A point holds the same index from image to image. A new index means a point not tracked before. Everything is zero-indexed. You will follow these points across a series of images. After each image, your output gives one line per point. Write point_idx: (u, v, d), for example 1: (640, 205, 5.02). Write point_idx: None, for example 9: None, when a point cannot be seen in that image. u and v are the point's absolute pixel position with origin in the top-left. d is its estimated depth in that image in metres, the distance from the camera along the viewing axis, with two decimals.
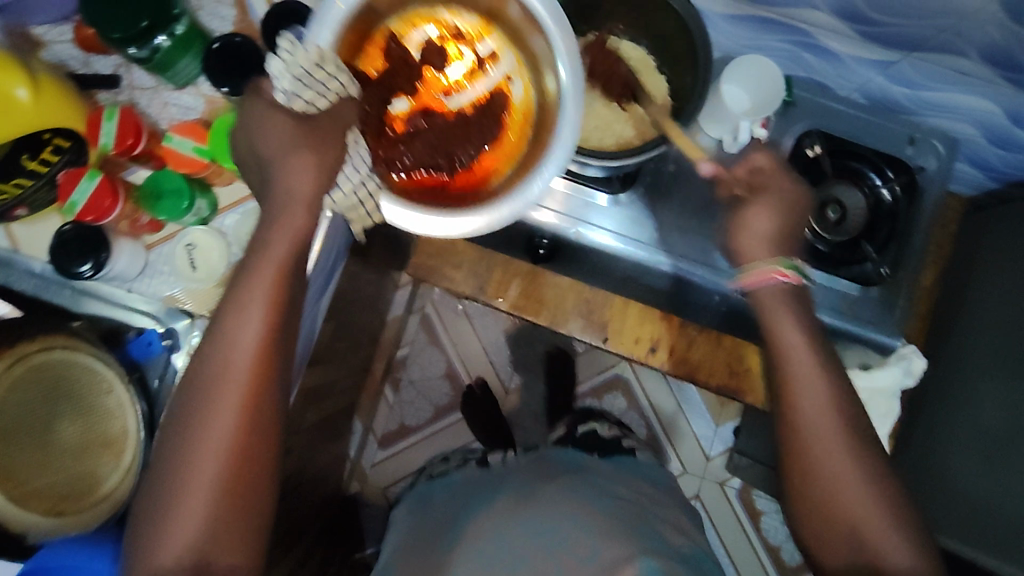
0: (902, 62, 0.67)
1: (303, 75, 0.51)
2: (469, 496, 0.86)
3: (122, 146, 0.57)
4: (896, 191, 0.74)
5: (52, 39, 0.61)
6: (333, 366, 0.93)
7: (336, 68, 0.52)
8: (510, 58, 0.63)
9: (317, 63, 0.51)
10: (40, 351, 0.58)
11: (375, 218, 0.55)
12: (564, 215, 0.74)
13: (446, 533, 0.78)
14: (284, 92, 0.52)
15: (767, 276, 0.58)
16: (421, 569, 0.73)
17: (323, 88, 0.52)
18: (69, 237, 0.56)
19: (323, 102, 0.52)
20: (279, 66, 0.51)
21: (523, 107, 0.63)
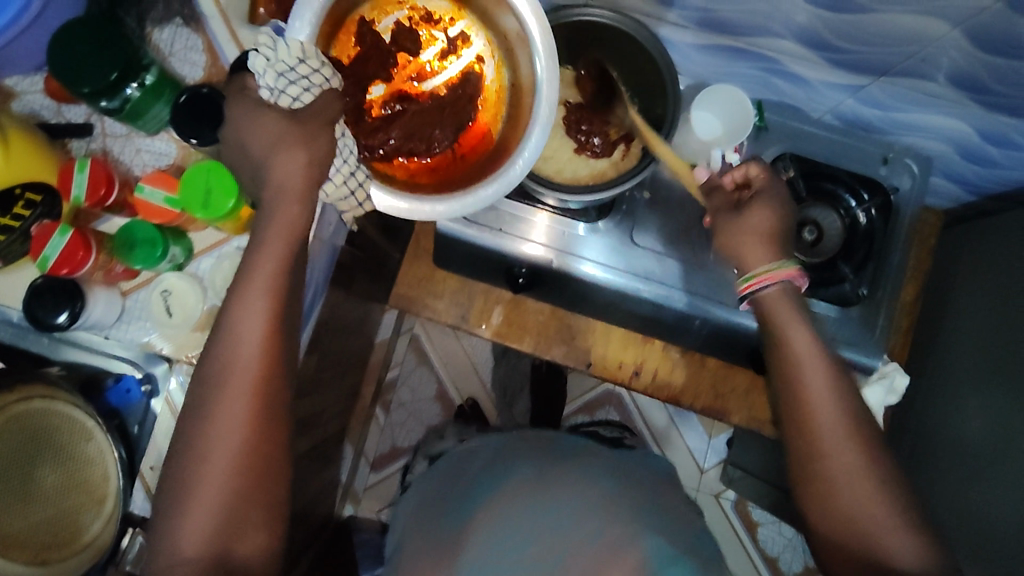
0: (872, 86, 0.68)
1: (285, 72, 0.51)
2: (479, 468, 0.77)
3: (94, 197, 0.57)
4: (871, 213, 0.74)
5: (23, 89, 0.62)
6: (320, 395, 0.93)
7: (317, 62, 0.52)
8: (483, 38, 0.61)
9: (298, 57, 0.51)
10: (19, 401, 0.60)
11: (366, 207, 0.56)
12: (560, 250, 0.74)
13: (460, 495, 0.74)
14: (268, 88, 0.52)
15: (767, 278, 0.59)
16: (433, 544, 0.70)
17: (307, 83, 0.51)
18: (43, 289, 0.57)
19: (308, 96, 0.52)
20: (260, 60, 0.50)
21: (498, 88, 0.62)
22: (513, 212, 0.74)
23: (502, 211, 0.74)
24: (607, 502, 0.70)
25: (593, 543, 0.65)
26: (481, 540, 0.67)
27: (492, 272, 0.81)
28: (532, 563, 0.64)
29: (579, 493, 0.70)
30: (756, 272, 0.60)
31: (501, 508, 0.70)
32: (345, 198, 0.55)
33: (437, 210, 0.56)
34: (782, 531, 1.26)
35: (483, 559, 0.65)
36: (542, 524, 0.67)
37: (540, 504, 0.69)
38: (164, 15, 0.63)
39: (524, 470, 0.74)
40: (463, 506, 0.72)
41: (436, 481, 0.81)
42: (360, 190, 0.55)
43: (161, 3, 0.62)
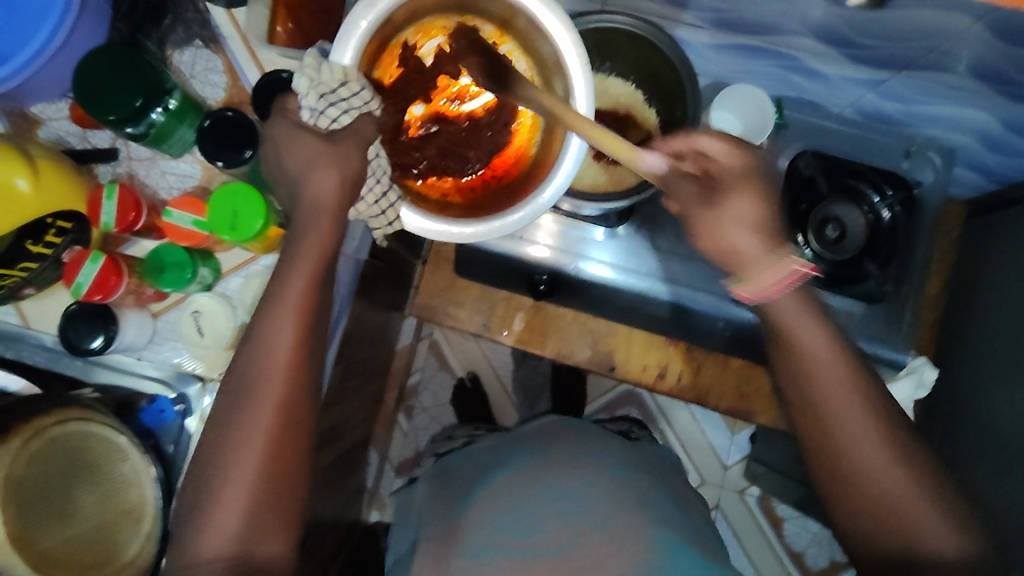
0: (892, 80, 0.68)
1: (326, 93, 0.52)
2: (486, 462, 0.73)
3: (124, 222, 0.58)
4: (896, 209, 0.73)
5: (49, 117, 0.63)
6: (346, 406, 0.93)
7: (358, 85, 0.52)
8: (524, 66, 0.60)
9: (341, 80, 0.52)
10: (57, 424, 0.59)
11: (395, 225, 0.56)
12: (560, 250, 0.76)
13: (459, 496, 0.70)
14: (309, 108, 0.53)
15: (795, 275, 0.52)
16: (433, 538, 0.66)
17: (347, 105, 0.52)
18: (77, 315, 0.58)
19: (346, 118, 0.53)
20: (304, 81, 0.52)
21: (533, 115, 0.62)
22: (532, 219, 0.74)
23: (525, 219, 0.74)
24: (619, 490, 0.64)
25: (602, 531, 0.60)
26: (489, 522, 0.64)
27: (515, 281, 0.82)
28: (541, 548, 0.60)
29: (589, 479, 0.65)
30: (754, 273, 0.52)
31: (508, 494, 0.66)
32: (377, 216, 0.56)
33: (465, 233, 0.55)
34: (809, 526, 1.25)
35: (490, 541, 0.62)
36: (550, 508, 0.63)
37: (545, 487, 0.65)
38: (184, 37, 0.64)
39: (530, 456, 0.70)
40: (465, 500, 0.69)
41: (444, 477, 0.76)
42: (391, 209, 0.55)
43: (181, 27, 0.63)
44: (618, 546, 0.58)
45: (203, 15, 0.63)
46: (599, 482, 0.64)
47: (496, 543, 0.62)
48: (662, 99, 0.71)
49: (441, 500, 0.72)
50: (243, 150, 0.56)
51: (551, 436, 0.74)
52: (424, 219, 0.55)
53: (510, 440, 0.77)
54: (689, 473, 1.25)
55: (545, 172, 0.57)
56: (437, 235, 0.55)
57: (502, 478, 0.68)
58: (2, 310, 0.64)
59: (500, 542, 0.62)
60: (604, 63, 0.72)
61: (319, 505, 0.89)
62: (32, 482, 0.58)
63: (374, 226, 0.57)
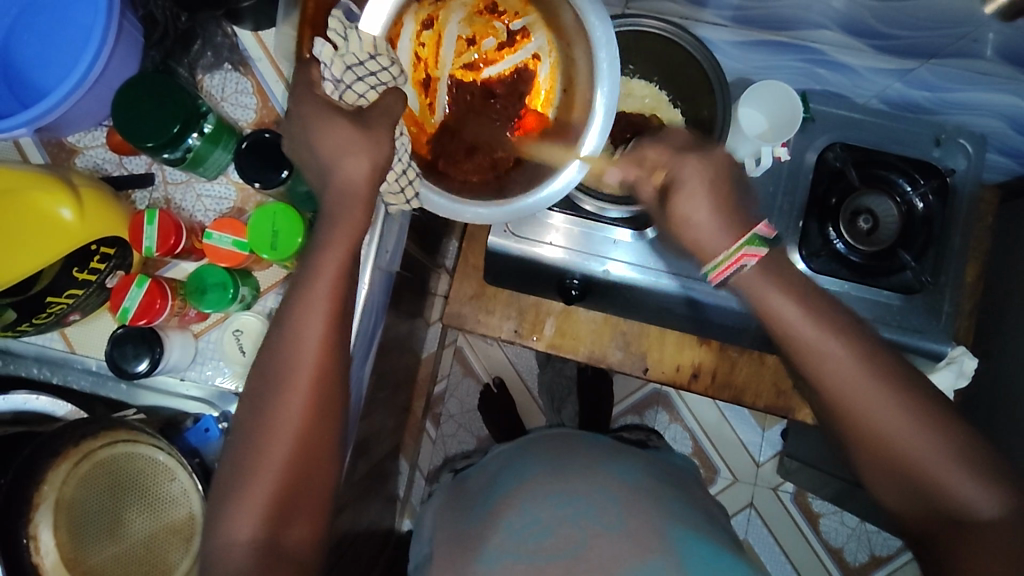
0: (921, 69, 0.69)
1: (353, 65, 0.53)
2: (505, 462, 0.74)
3: (165, 246, 0.59)
4: (928, 198, 0.72)
5: (86, 145, 0.64)
6: (377, 416, 0.93)
7: (386, 60, 0.54)
8: (543, 39, 0.64)
9: (369, 53, 0.53)
10: (104, 446, 0.60)
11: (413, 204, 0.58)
12: (581, 250, 0.76)
13: (480, 500, 0.70)
14: (334, 80, 0.53)
15: (735, 263, 0.54)
16: (454, 542, 0.66)
17: (375, 79, 0.54)
18: (123, 339, 0.58)
19: (372, 95, 0.54)
20: (329, 52, 0.52)
21: (547, 90, 0.65)
22: (546, 220, 0.75)
23: (556, 224, 0.75)
24: (632, 493, 0.64)
25: (614, 534, 0.59)
26: (501, 529, 0.63)
27: (545, 286, 0.82)
28: (548, 555, 0.59)
29: (600, 484, 0.64)
30: (718, 261, 0.55)
31: (521, 500, 0.65)
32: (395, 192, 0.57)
33: (479, 213, 0.58)
34: (846, 521, 1.23)
35: (502, 546, 0.61)
36: (560, 513, 0.62)
37: (557, 493, 0.64)
38: (213, 62, 0.65)
39: (540, 463, 0.70)
40: (483, 505, 0.68)
41: (471, 479, 0.76)
42: (410, 186, 0.57)
43: (210, 51, 0.64)
44: (632, 547, 0.57)
45: (231, 39, 0.64)
46: (610, 488, 0.64)
47: (507, 547, 0.60)
48: (688, 98, 0.72)
49: (460, 509, 0.72)
50: (280, 171, 0.57)
51: (561, 443, 0.74)
52: (442, 196, 0.58)
53: (520, 446, 0.77)
54: (721, 471, 1.24)
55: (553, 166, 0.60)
56: (454, 211, 0.58)
57: (511, 488, 0.67)
58: (46, 336, 0.63)
59: (511, 547, 0.60)
60: (628, 65, 0.73)
61: (354, 516, 0.89)
62: (85, 506, 0.61)
63: (392, 202, 0.58)
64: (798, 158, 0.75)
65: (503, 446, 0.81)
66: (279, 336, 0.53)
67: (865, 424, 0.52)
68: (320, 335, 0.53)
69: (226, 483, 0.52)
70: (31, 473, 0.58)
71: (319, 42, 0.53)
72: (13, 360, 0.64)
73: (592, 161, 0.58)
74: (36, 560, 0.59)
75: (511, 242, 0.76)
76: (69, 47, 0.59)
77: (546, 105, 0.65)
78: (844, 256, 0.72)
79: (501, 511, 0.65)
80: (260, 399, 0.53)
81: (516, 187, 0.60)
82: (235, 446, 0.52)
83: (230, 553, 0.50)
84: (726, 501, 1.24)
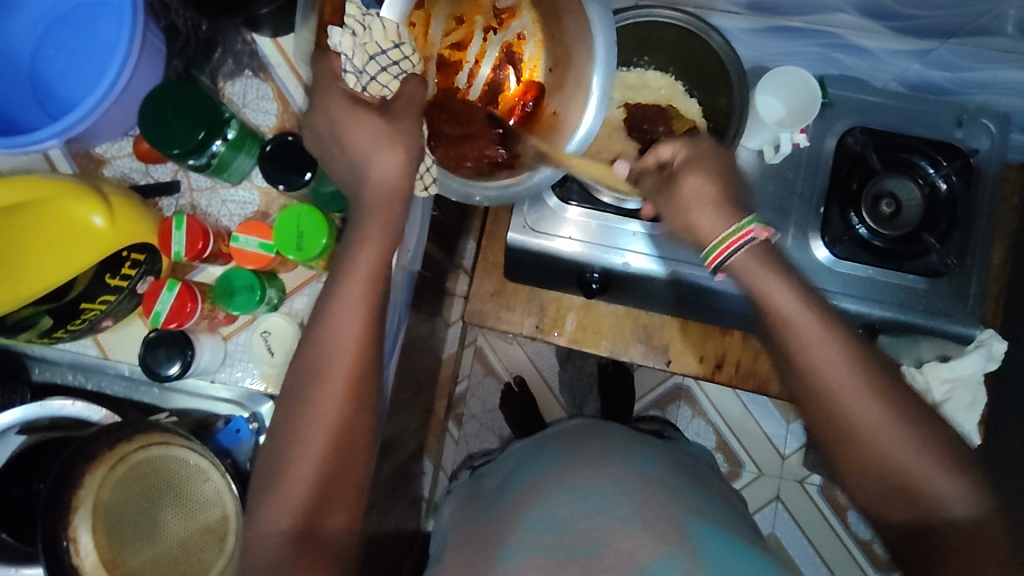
0: (939, 48, 0.72)
1: (376, 55, 0.54)
2: (526, 460, 0.74)
3: (193, 251, 0.60)
4: (952, 178, 0.71)
5: (113, 155, 0.65)
6: (401, 416, 0.94)
7: (408, 49, 0.57)
8: (527, 20, 0.66)
9: (393, 41, 0.55)
10: (138, 449, 0.62)
11: (431, 189, 0.58)
12: (594, 244, 0.76)
13: (497, 498, 0.71)
14: (355, 72, 0.54)
15: (741, 238, 0.55)
16: (474, 537, 0.67)
17: (397, 68, 0.56)
18: (155, 343, 0.60)
19: (394, 83, 0.56)
20: (350, 41, 0.53)
21: (532, 69, 0.66)
22: (562, 213, 0.76)
23: (573, 219, 0.76)
24: (647, 485, 0.63)
25: (631, 525, 0.57)
26: (520, 524, 0.62)
27: (566, 281, 0.82)
28: (567, 548, 0.57)
29: (617, 477, 0.64)
30: (718, 241, 0.55)
31: (538, 497, 0.65)
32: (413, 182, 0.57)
33: (488, 195, 0.59)
34: None
35: (522, 541, 0.60)
36: (577, 508, 0.61)
37: (572, 487, 0.64)
38: (234, 68, 0.66)
39: (557, 458, 0.70)
40: (506, 502, 0.68)
41: (494, 476, 0.77)
42: (428, 174, 0.57)
43: (231, 59, 0.65)
44: (651, 536, 0.56)
45: (250, 46, 0.65)
46: (627, 480, 0.63)
47: (526, 542, 0.59)
48: (705, 82, 0.71)
49: (484, 505, 0.72)
50: (304, 172, 0.58)
51: (578, 436, 0.74)
52: (455, 180, 0.59)
53: (536, 442, 0.78)
54: (746, 465, 1.23)
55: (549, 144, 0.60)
56: (468, 193, 0.59)
57: (532, 484, 0.68)
58: (80, 343, 0.65)
59: (530, 541, 0.59)
60: (642, 57, 0.74)
61: (381, 516, 0.89)
62: (121, 509, 0.62)
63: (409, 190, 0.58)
64: (816, 145, 0.75)
65: (518, 445, 0.82)
66: (315, 331, 0.54)
67: (856, 417, 0.51)
68: (354, 329, 0.53)
69: (265, 476, 0.53)
70: (69, 477, 0.59)
71: (336, 32, 0.53)
72: (48, 368, 0.66)
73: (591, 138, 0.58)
74: (76, 561, 0.60)
75: (530, 237, 0.76)
76: (96, 59, 0.61)
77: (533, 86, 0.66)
78: (866, 241, 0.72)
79: (518, 507, 0.65)
80: (298, 393, 0.53)
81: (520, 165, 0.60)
82: (273, 442, 0.53)
83: (263, 550, 0.50)
84: (751, 495, 1.23)
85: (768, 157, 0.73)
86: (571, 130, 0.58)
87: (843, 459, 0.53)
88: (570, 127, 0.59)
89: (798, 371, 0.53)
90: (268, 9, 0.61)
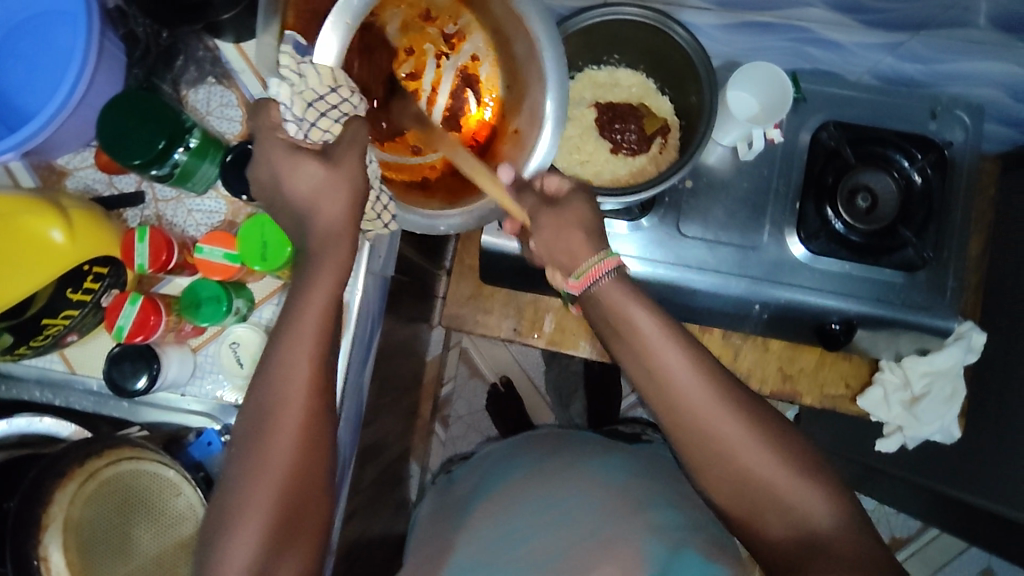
0: (911, 41, 0.68)
1: (314, 102, 0.52)
2: (487, 470, 0.74)
3: (157, 263, 0.59)
4: (927, 171, 0.71)
5: (75, 166, 0.64)
6: (383, 421, 0.93)
7: (347, 90, 0.54)
8: (478, 39, 0.63)
9: (329, 86, 0.52)
10: (108, 465, 0.60)
11: (390, 225, 0.58)
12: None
13: (457, 513, 0.70)
14: (296, 121, 0.53)
15: (596, 272, 0.54)
16: (434, 551, 0.66)
17: (337, 111, 0.54)
18: (120, 358, 0.59)
19: (337, 126, 0.54)
20: (287, 91, 0.51)
21: (490, 89, 0.64)
22: None
23: None
24: (616, 496, 0.65)
25: (592, 539, 0.60)
26: (479, 535, 0.64)
27: (542, 283, 0.81)
28: (527, 562, 0.60)
29: (582, 487, 0.66)
30: (580, 270, 0.54)
31: (502, 506, 0.66)
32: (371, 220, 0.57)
33: (453, 223, 0.57)
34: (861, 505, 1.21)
35: (477, 554, 0.63)
36: (540, 519, 0.64)
37: (540, 497, 0.66)
38: (197, 76, 0.65)
39: (524, 464, 0.71)
40: (469, 515, 0.67)
41: (452, 491, 0.76)
42: (387, 212, 0.57)
43: (193, 66, 0.64)
44: (602, 552, 0.59)
45: (213, 52, 0.64)
46: (590, 492, 0.65)
47: (493, 561, 0.61)
48: (675, 79, 0.71)
49: (445, 519, 0.71)
50: None
51: (548, 442, 0.74)
52: (415, 214, 0.58)
53: (513, 445, 0.76)
54: None
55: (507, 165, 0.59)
56: (430, 225, 0.58)
57: (495, 492, 0.69)
58: (46, 358, 0.64)
59: (495, 558, 0.62)
60: (613, 55, 0.74)
61: (364, 523, 0.89)
62: (95, 525, 0.61)
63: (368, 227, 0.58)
64: (790, 140, 0.75)
65: (494, 445, 0.81)
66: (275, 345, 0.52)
67: (720, 431, 0.52)
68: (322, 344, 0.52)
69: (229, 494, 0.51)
70: (38, 494, 0.58)
71: (273, 83, 0.52)
72: (14, 384, 0.65)
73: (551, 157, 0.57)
74: None
75: (506, 241, 0.76)
76: (52, 70, 0.59)
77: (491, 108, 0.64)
78: (842, 236, 0.71)
79: (493, 518, 0.65)
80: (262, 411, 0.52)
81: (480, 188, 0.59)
82: (237, 460, 0.52)
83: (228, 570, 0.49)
84: None
85: (743, 154, 0.73)
86: (528, 150, 0.57)
87: (709, 484, 0.54)
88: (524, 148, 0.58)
89: (667, 399, 0.53)
90: (228, 15, 0.60)
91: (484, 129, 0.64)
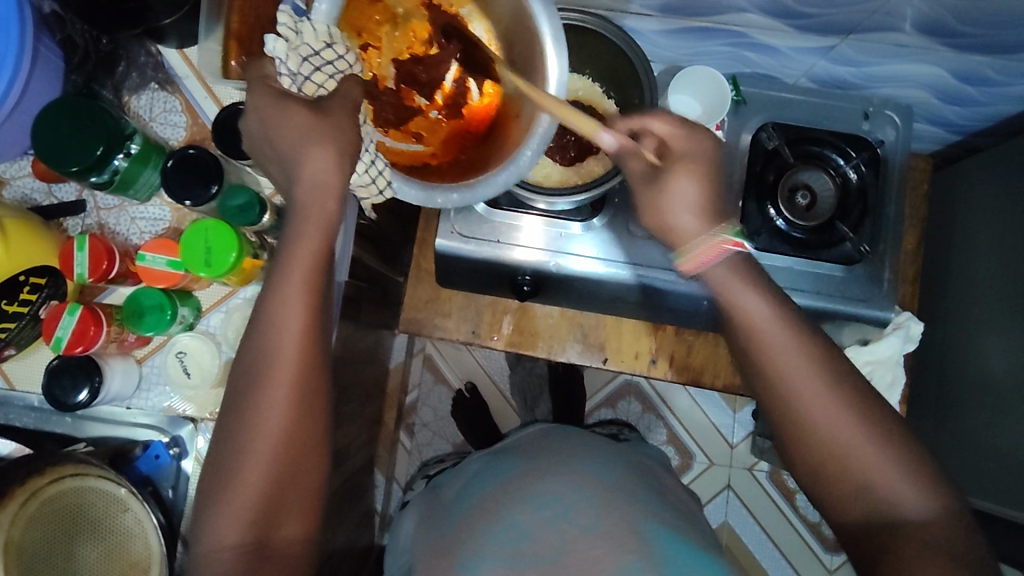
0: (841, 45, 0.69)
1: (309, 57, 0.52)
2: (470, 474, 0.75)
3: (98, 272, 0.58)
4: (861, 169, 0.75)
5: (13, 175, 0.63)
6: (345, 430, 0.92)
7: (343, 49, 0.54)
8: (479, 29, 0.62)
9: (325, 42, 0.53)
10: (51, 483, 0.58)
11: (387, 193, 0.56)
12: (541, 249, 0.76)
13: (448, 508, 0.71)
14: (289, 75, 0.53)
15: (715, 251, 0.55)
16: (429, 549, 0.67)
17: (333, 68, 0.53)
18: (59, 370, 0.57)
19: (331, 83, 0.54)
20: (283, 46, 0.51)
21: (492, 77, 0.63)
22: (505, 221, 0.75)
23: (496, 222, 0.75)
24: (607, 492, 0.64)
25: (591, 534, 0.58)
26: (481, 534, 0.63)
27: (500, 285, 0.82)
28: (529, 558, 0.58)
29: (575, 483, 0.64)
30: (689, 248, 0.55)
31: (499, 505, 0.65)
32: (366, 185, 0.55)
33: (451, 199, 0.56)
34: None
35: (484, 552, 0.60)
36: (539, 515, 0.61)
37: (533, 495, 0.64)
38: (139, 82, 0.64)
39: (517, 465, 0.71)
40: (451, 518, 0.69)
41: (433, 497, 0.77)
42: (382, 177, 0.55)
43: (135, 72, 0.64)
44: (609, 544, 0.57)
45: (156, 58, 0.64)
46: (586, 486, 0.64)
47: (488, 552, 0.60)
48: (618, 85, 0.72)
49: (438, 514, 0.72)
50: (209, 186, 0.57)
51: (536, 443, 0.75)
52: (415, 187, 0.56)
53: (496, 452, 0.78)
54: (697, 455, 1.25)
55: (504, 151, 0.58)
56: (428, 198, 0.56)
57: (488, 488, 0.69)
58: None
59: (491, 552, 0.60)
60: None
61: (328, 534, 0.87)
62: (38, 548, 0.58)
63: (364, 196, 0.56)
64: (733, 141, 0.78)
65: (477, 454, 0.82)
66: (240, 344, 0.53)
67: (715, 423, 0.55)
68: (288, 346, 0.52)
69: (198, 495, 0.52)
70: None
71: (269, 38, 0.51)
72: None
73: (548, 142, 0.56)
74: None
75: (466, 245, 0.76)
76: None
77: (492, 96, 0.63)
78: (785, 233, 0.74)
79: (479, 516, 0.65)
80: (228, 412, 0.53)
81: (478, 169, 0.58)
82: None
83: None
84: (704, 487, 1.24)
85: None
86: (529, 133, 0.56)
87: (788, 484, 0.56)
88: (523, 133, 0.57)
89: None
90: (170, 20, 0.60)
91: (481, 116, 0.63)
